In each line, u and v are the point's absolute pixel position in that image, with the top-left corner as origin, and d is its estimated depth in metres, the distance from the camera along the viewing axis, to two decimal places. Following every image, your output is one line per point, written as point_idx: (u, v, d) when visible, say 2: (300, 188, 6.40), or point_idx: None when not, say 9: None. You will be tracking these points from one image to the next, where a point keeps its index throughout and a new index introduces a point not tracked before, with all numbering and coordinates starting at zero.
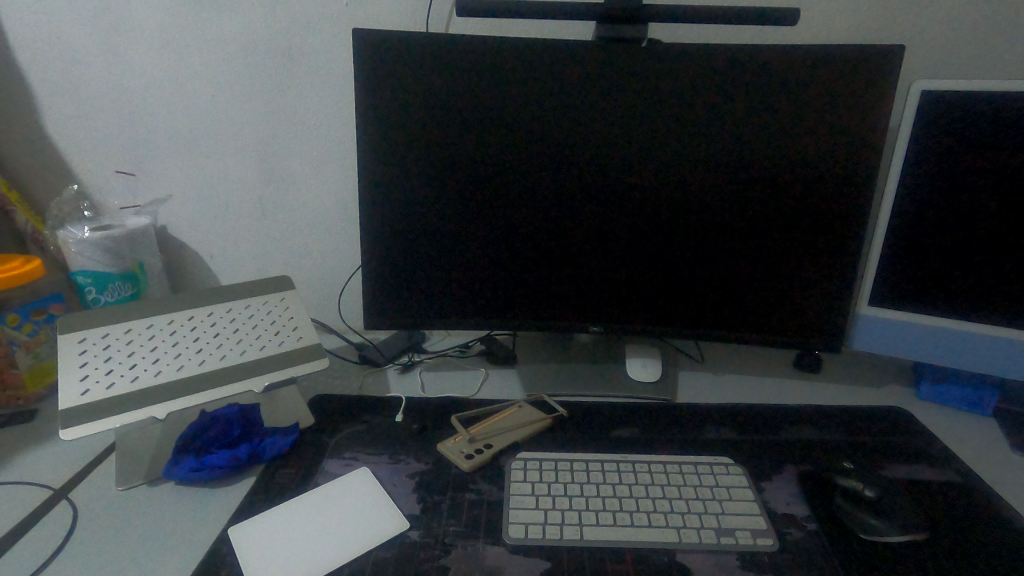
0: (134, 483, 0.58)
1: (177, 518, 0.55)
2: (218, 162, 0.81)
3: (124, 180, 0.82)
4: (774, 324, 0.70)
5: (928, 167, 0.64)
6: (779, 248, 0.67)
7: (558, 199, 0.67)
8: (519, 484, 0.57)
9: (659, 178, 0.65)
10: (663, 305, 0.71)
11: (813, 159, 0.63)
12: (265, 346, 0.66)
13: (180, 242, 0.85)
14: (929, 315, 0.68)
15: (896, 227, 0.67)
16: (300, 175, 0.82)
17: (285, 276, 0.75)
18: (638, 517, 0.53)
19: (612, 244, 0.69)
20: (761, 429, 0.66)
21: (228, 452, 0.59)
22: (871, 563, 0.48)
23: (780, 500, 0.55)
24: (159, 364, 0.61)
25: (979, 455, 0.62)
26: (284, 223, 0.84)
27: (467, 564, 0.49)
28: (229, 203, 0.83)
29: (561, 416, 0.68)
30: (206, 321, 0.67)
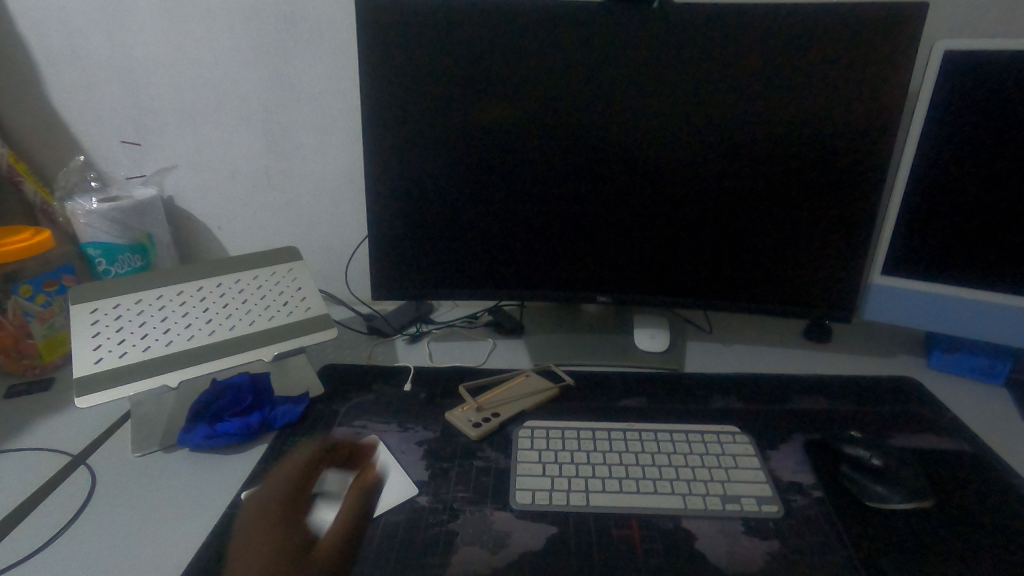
0: (149, 450, 0.60)
1: (192, 483, 0.56)
2: (224, 132, 0.80)
3: (130, 150, 0.81)
4: (784, 294, 0.70)
5: (948, 132, 0.62)
6: (790, 216, 0.65)
7: (565, 168, 0.66)
8: (526, 451, 0.57)
9: (668, 146, 0.64)
10: (671, 274, 0.71)
11: (830, 125, 0.61)
12: (274, 316, 0.66)
13: (187, 213, 0.85)
14: (943, 284, 0.67)
15: (913, 194, 0.65)
16: (305, 144, 0.81)
17: (293, 248, 0.75)
18: (644, 484, 0.53)
19: (619, 212, 0.68)
20: (769, 399, 0.66)
21: (240, 420, 0.60)
22: (876, 530, 0.49)
23: (787, 468, 0.56)
24: (169, 334, 0.61)
25: (989, 425, 0.62)
26: (291, 194, 0.84)
27: (475, 528, 0.50)
28: (235, 173, 0.83)
29: (568, 386, 0.68)
30: (214, 292, 0.67)
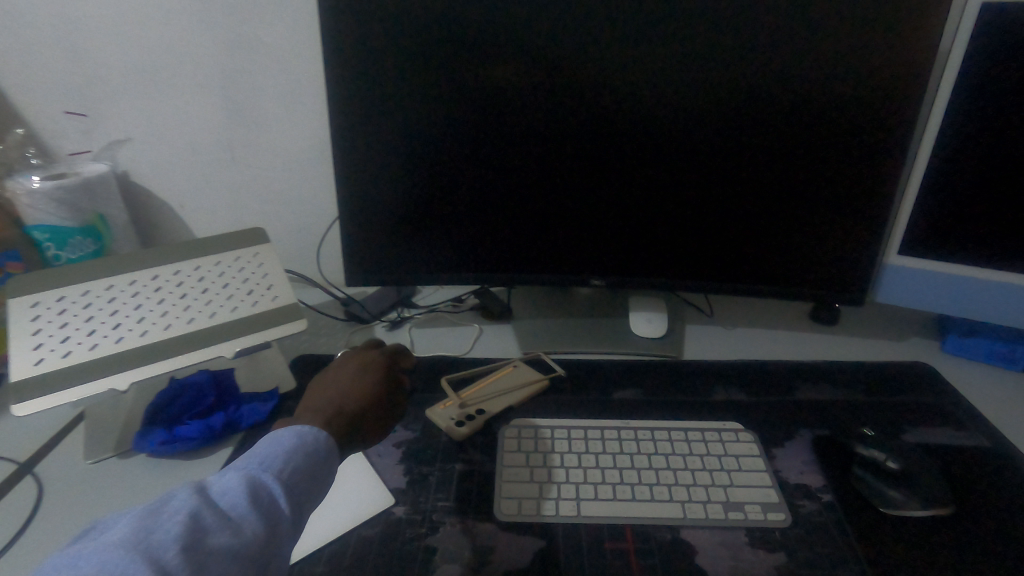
0: (103, 456, 0.55)
1: (150, 493, 0.52)
2: (179, 100, 0.73)
3: (76, 122, 0.74)
4: (792, 276, 0.64)
5: (982, 96, 0.55)
6: (802, 192, 0.59)
7: (554, 140, 0.60)
8: (512, 454, 0.53)
9: (669, 114, 0.57)
10: (670, 256, 0.65)
11: (851, 89, 0.54)
12: (236, 307, 0.60)
13: (146, 190, 0.79)
14: (965, 265, 0.61)
15: (938, 167, 0.59)
16: (268, 114, 0.73)
17: (260, 230, 0.69)
18: (639, 491, 0.49)
19: (614, 189, 0.62)
20: (774, 390, 0.61)
21: (201, 423, 0.55)
22: (891, 540, 0.45)
23: (793, 468, 0.52)
24: (119, 330, 0.56)
25: (1010, 416, 0.58)
26: (257, 168, 0.77)
27: (455, 543, 0.46)
28: (195, 147, 0.76)
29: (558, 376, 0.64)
30: (171, 281, 0.61)
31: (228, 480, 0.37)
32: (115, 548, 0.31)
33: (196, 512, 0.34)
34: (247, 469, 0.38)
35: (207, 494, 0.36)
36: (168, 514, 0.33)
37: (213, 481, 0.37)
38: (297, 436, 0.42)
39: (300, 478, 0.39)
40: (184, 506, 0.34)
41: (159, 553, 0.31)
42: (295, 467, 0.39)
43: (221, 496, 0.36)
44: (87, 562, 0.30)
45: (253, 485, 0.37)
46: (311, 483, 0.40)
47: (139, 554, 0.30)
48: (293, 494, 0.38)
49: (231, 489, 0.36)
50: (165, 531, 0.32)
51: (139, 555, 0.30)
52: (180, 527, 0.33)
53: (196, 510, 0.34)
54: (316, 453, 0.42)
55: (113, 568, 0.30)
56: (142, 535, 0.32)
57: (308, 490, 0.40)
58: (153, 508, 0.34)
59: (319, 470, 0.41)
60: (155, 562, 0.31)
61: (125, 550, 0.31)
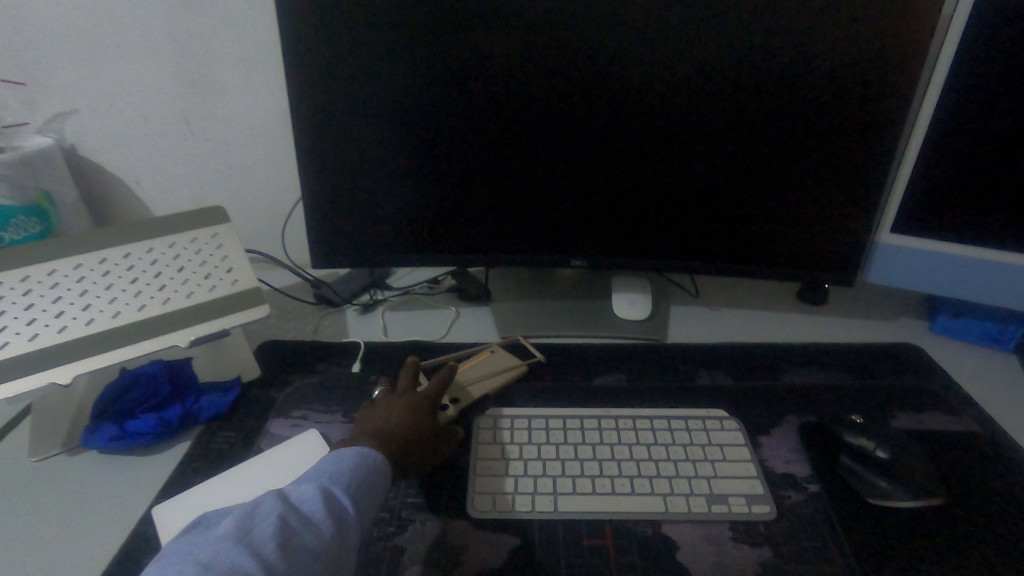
0: (49, 453, 0.51)
1: (102, 493, 0.48)
2: (128, 68, 0.67)
3: (13, 91, 0.67)
4: (781, 256, 0.62)
5: (985, 63, 0.51)
6: (793, 167, 0.56)
7: (531, 112, 0.56)
8: (487, 446, 0.50)
9: (653, 83, 0.53)
10: (654, 235, 0.62)
11: (847, 56, 0.51)
12: (193, 292, 0.56)
13: (96, 166, 0.73)
14: (960, 243, 0.58)
15: (935, 140, 0.56)
16: (225, 83, 0.68)
17: (219, 208, 0.64)
18: (619, 484, 0.47)
19: (595, 164, 0.58)
20: (760, 374, 0.59)
21: (155, 417, 0.52)
22: (879, 533, 0.43)
23: (779, 457, 0.50)
24: (63, 318, 0.52)
25: (998, 399, 0.57)
26: (216, 142, 0.72)
27: (425, 543, 0.43)
28: (148, 118, 0.70)
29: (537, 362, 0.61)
30: (121, 265, 0.57)
31: (305, 489, 0.41)
32: (223, 542, 0.35)
33: (283, 516, 0.38)
34: (319, 480, 0.41)
35: (290, 501, 0.40)
36: (261, 517, 0.38)
37: (292, 489, 0.41)
38: (359, 455, 0.45)
39: (366, 491, 0.42)
40: (273, 510, 0.38)
41: (257, 550, 0.36)
42: (359, 481, 0.42)
43: (302, 503, 0.40)
44: (202, 552, 0.35)
45: (324, 495, 0.40)
46: (375, 496, 0.43)
47: (243, 549, 0.35)
48: (361, 504, 0.42)
49: (308, 497, 0.40)
50: (260, 531, 0.37)
51: (243, 550, 0.35)
52: (272, 528, 0.37)
53: (284, 514, 0.38)
54: (377, 470, 0.44)
55: (222, 559, 0.35)
56: (244, 532, 0.36)
57: (372, 502, 0.43)
58: (248, 510, 0.38)
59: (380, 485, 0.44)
60: (256, 557, 0.35)
61: (233, 543, 0.35)
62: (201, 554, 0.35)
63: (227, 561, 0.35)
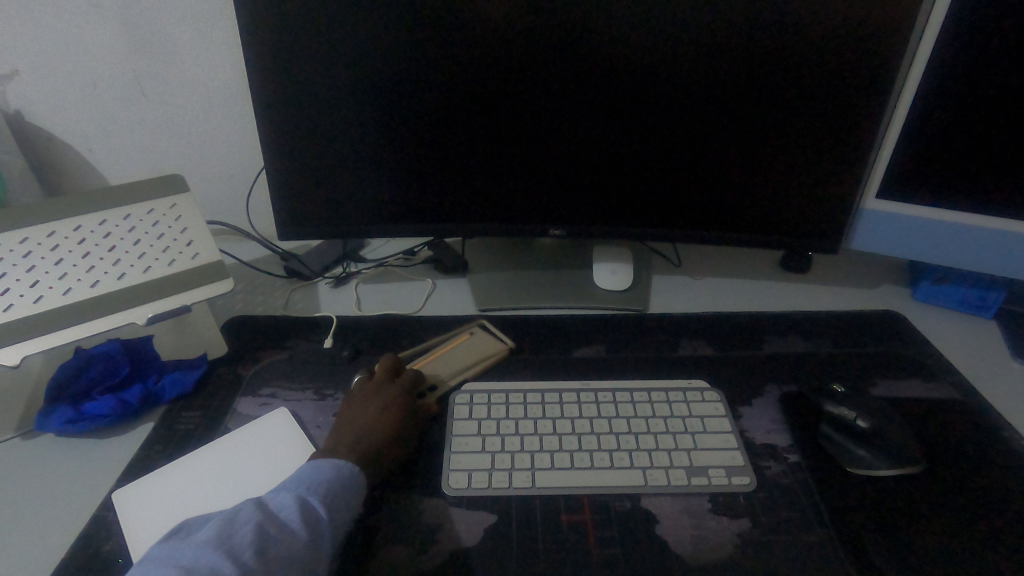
0: (3, 437, 0.49)
1: (61, 478, 0.46)
2: (70, 23, 0.62)
3: None
4: (766, 222, 0.60)
5: (979, 17, 0.49)
6: (778, 129, 0.54)
7: (504, 73, 0.53)
8: (463, 422, 0.49)
9: (633, 40, 0.50)
10: (637, 203, 0.60)
11: (838, 9, 0.48)
12: (150, 267, 0.53)
13: (44, 132, 0.68)
14: (945, 208, 0.57)
15: (925, 100, 0.53)
16: (179, 42, 0.64)
17: (178, 177, 0.61)
18: (599, 458, 0.46)
19: (573, 127, 0.55)
20: (741, 344, 0.58)
21: (114, 398, 0.50)
22: (859, 502, 0.43)
23: (760, 428, 0.49)
24: (9, 297, 0.48)
25: (978, 365, 0.56)
26: (174, 107, 0.68)
27: (399, 523, 0.42)
28: (97, 81, 0.66)
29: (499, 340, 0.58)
30: (71, 239, 0.53)
31: (283, 497, 0.39)
32: (201, 551, 0.34)
33: (260, 525, 0.36)
34: (297, 488, 0.40)
35: (268, 509, 0.38)
36: (239, 524, 0.36)
37: (271, 497, 0.39)
38: (341, 466, 0.42)
39: (346, 501, 0.40)
40: (252, 518, 0.37)
41: (235, 558, 0.34)
42: (339, 490, 0.40)
43: (280, 512, 0.38)
44: (181, 558, 0.34)
45: (301, 505, 0.38)
46: (356, 504, 0.41)
47: (221, 556, 0.34)
48: (342, 514, 0.40)
49: (285, 506, 0.38)
50: (238, 539, 0.35)
51: (221, 557, 0.34)
52: (250, 537, 0.36)
53: (262, 522, 0.37)
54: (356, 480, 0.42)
55: (201, 567, 0.33)
56: (223, 539, 0.35)
57: (352, 511, 0.41)
58: (227, 517, 0.37)
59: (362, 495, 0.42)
60: (232, 564, 0.34)
61: (211, 551, 0.34)
62: (180, 560, 0.34)
63: (206, 569, 0.33)
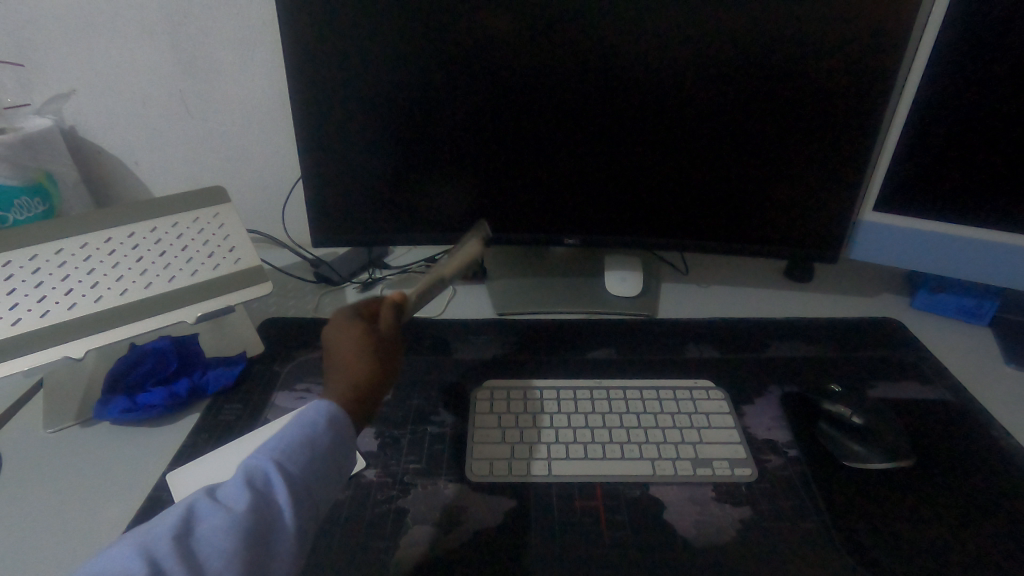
0: (64, 425, 0.54)
1: (117, 461, 0.51)
2: (125, 49, 0.67)
3: (12, 72, 0.68)
4: (768, 232, 0.64)
5: (967, 45, 0.52)
6: (779, 148, 0.58)
7: (524, 95, 0.57)
8: (484, 416, 0.53)
9: (644, 65, 0.55)
10: (645, 214, 0.64)
11: (833, 37, 0.52)
12: (197, 270, 0.58)
13: (96, 146, 0.74)
14: (939, 221, 0.60)
15: (917, 120, 0.57)
16: (223, 64, 0.69)
17: (220, 188, 0.66)
18: (610, 450, 0.50)
19: (586, 144, 0.59)
20: (745, 348, 0.61)
21: (165, 390, 0.54)
22: (853, 492, 0.46)
23: (762, 424, 0.52)
24: (73, 296, 0.53)
25: (971, 370, 0.59)
26: (215, 123, 0.73)
27: (426, 505, 0.46)
28: (146, 99, 0.71)
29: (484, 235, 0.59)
30: (127, 244, 0.58)
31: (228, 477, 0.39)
32: (125, 545, 0.34)
33: (191, 508, 0.36)
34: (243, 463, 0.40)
35: (210, 490, 0.38)
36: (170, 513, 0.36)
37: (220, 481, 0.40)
38: (306, 415, 0.42)
39: (297, 459, 0.40)
40: (184, 505, 0.37)
41: (156, 544, 0.34)
42: (287, 448, 0.40)
43: (220, 490, 0.38)
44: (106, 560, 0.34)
45: (249, 475, 0.38)
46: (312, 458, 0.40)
47: (139, 548, 0.34)
48: (291, 473, 0.39)
49: (226, 484, 0.38)
50: (163, 527, 0.35)
51: (138, 549, 0.34)
52: (175, 523, 0.35)
53: (193, 505, 0.36)
54: (341, 426, 0.43)
55: (119, 562, 0.33)
56: (148, 531, 0.35)
57: (306, 466, 0.40)
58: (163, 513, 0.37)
59: (329, 449, 0.41)
60: (151, 552, 0.34)
61: (131, 545, 0.34)
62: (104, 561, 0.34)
63: (122, 564, 0.33)
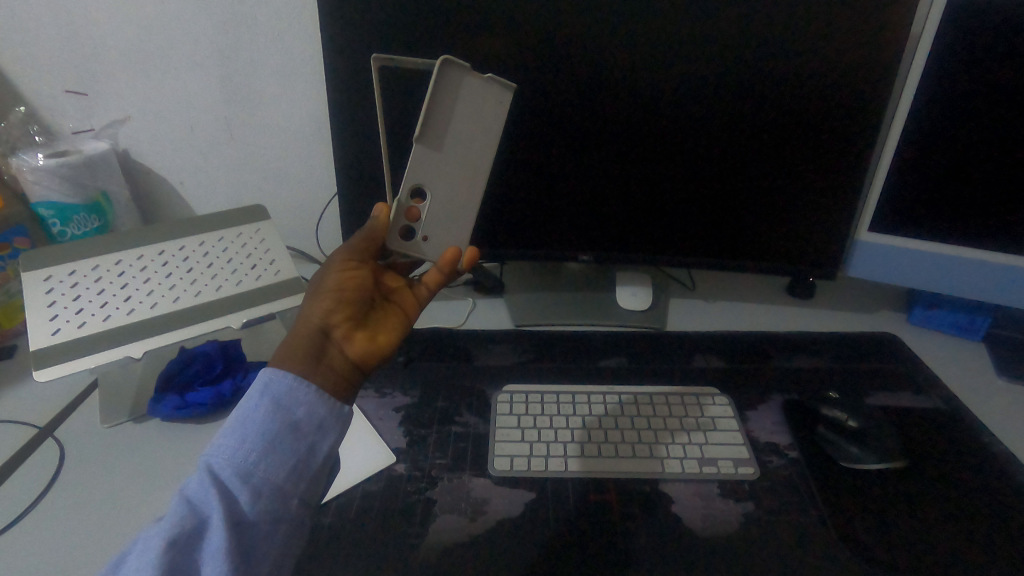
0: (120, 420, 0.58)
1: (165, 454, 0.55)
2: (177, 80, 0.74)
3: (75, 100, 0.75)
4: (769, 250, 0.68)
5: (953, 82, 0.57)
6: (778, 172, 0.63)
7: (544, 123, 0.62)
8: (504, 417, 0.57)
9: (655, 98, 0.59)
10: (654, 232, 0.68)
11: (825, 74, 0.57)
12: (241, 281, 0.64)
13: (145, 167, 0.80)
14: (931, 241, 0.64)
15: (908, 149, 0.61)
16: (266, 94, 0.75)
17: (260, 205, 0.71)
18: (622, 448, 0.53)
19: (600, 168, 0.64)
20: (750, 358, 0.65)
21: (211, 390, 0.59)
22: (849, 490, 0.50)
23: (764, 428, 0.56)
24: (131, 302, 0.59)
25: (964, 381, 0.63)
26: (256, 148, 0.79)
27: (452, 496, 0.50)
28: (194, 126, 0.77)
29: (454, 63, 0.45)
30: (178, 256, 0.64)
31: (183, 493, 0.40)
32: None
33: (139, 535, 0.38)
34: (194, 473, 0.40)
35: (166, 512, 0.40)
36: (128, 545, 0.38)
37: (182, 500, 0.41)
38: (256, 389, 0.41)
39: (228, 448, 0.39)
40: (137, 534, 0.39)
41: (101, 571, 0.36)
42: (219, 442, 0.40)
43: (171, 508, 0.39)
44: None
45: (189, 481, 0.39)
46: (246, 442, 0.39)
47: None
48: (222, 465, 0.39)
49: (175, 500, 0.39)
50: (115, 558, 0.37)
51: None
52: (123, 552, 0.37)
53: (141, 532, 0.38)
54: (294, 395, 0.41)
55: None
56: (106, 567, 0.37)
57: (238, 453, 0.39)
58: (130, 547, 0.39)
59: (277, 424, 0.40)
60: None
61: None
62: None
63: None
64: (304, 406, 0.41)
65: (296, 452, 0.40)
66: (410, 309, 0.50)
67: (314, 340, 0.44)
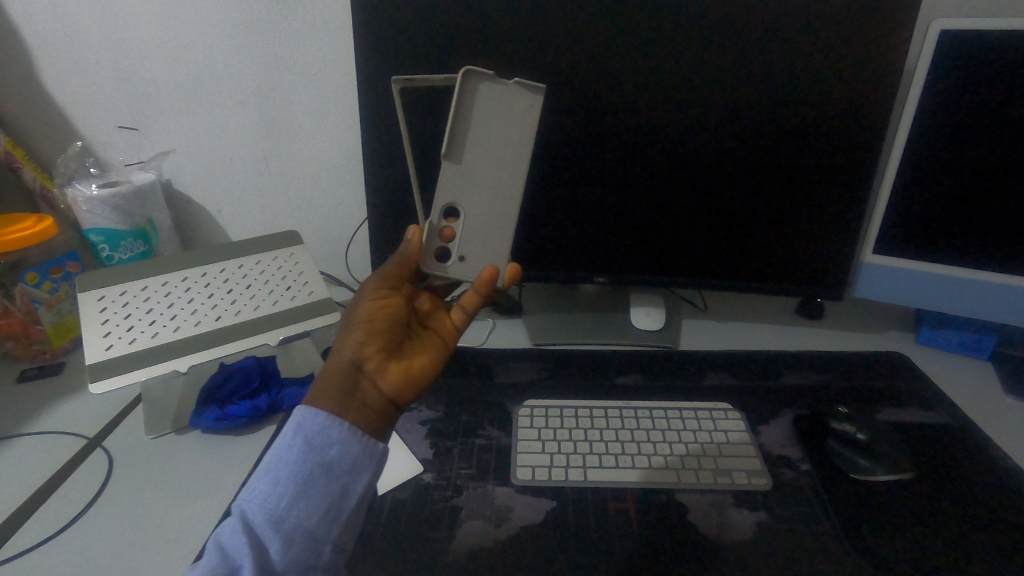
0: (163, 432, 0.62)
1: (207, 464, 0.58)
2: (220, 117, 0.80)
3: (127, 136, 0.81)
4: (777, 272, 0.71)
5: (948, 114, 0.60)
6: (783, 199, 0.66)
7: (561, 154, 0.66)
8: (526, 430, 0.59)
9: (666, 129, 0.63)
10: (667, 256, 0.72)
11: (825, 107, 0.61)
12: (278, 301, 0.68)
13: (186, 197, 0.86)
14: (935, 262, 0.67)
15: (909, 176, 0.64)
16: (301, 129, 0.81)
17: (294, 232, 0.76)
18: (639, 460, 0.56)
19: (615, 196, 0.68)
20: (760, 376, 0.68)
21: (249, 403, 0.62)
22: (859, 500, 0.51)
23: (776, 442, 0.58)
24: (177, 320, 0.63)
25: (973, 398, 0.65)
26: (289, 178, 0.84)
27: (477, 504, 0.52)
28: (233, 158, 0.83)
29: (473, 74, 0.48)
30: (219, 278, 0.68)
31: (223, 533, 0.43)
32: None
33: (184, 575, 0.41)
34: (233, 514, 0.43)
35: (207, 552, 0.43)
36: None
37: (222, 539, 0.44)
38: (290, 428, 0.44)
39: (261, 495, 0.42)
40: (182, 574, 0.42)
41: None
42: (256, 487, 0.42)
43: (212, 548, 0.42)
44: None
45: (227, 524, 0.42)
46: (279, 489, 0.42)
47: None
48: (257, 511, 0.41)
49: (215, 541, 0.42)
50: None
51: None
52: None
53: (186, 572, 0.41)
54: (326, 434, 0.44)
55: None
56: None
57: (272, 500, 0.41)
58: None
59: (309, 464, 0.42)
60: None
61: None
62: None
63: None
64: (337, 444, 0.44)
65: (329, 493, 0.42)
66: (445, 333, 0.54)
67: (348, 373, 0.47)
